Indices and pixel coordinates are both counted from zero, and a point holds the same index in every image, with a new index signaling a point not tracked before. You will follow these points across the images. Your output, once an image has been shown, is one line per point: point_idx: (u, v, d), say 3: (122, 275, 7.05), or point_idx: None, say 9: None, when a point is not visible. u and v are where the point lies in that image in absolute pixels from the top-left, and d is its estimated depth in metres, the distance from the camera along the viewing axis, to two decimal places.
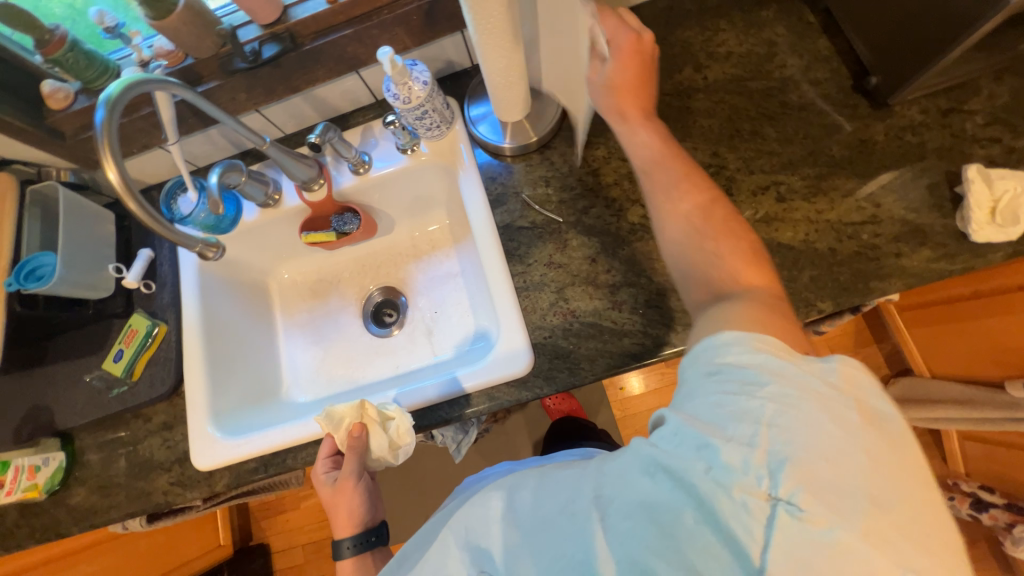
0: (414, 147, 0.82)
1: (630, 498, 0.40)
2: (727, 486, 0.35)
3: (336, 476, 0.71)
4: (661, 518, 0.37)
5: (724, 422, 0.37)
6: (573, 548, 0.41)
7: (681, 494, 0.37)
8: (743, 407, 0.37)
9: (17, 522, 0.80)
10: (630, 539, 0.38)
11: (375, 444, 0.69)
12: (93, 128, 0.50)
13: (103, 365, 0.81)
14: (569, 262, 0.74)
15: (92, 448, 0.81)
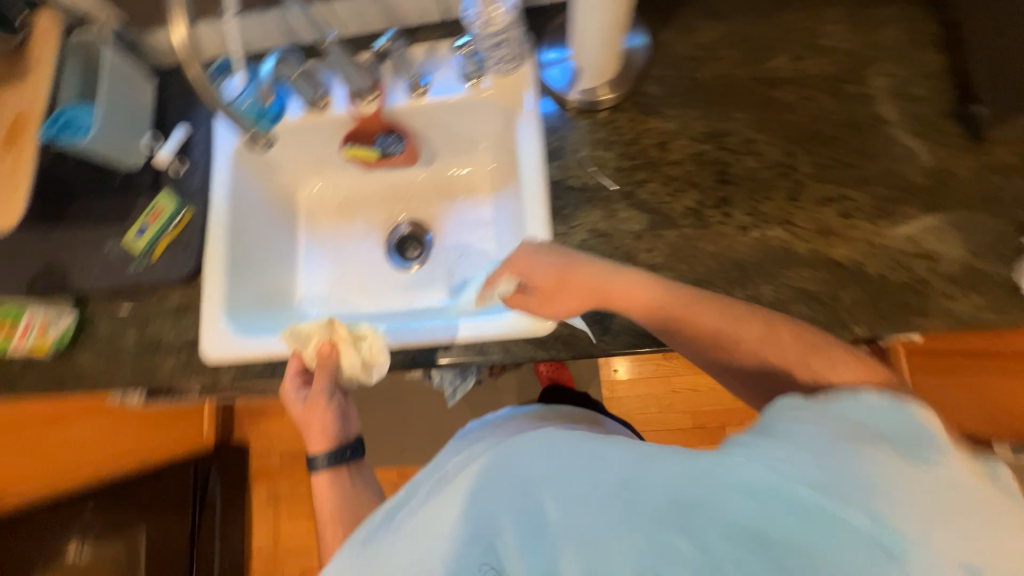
0: (478, 79, 0.77)
1: (697, 523, 0.37)
2: (828, 539, 0.34)
3: (307, 393, 0.72)
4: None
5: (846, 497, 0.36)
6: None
7: (762, 540, 0.35)
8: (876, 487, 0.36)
9: (21, 372, 0.81)
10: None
11: (347, 362, 0.70)
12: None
13: (125, 238, 0.80)
14: (613, 233, 0.72)
15: (103, 316, 0.81)
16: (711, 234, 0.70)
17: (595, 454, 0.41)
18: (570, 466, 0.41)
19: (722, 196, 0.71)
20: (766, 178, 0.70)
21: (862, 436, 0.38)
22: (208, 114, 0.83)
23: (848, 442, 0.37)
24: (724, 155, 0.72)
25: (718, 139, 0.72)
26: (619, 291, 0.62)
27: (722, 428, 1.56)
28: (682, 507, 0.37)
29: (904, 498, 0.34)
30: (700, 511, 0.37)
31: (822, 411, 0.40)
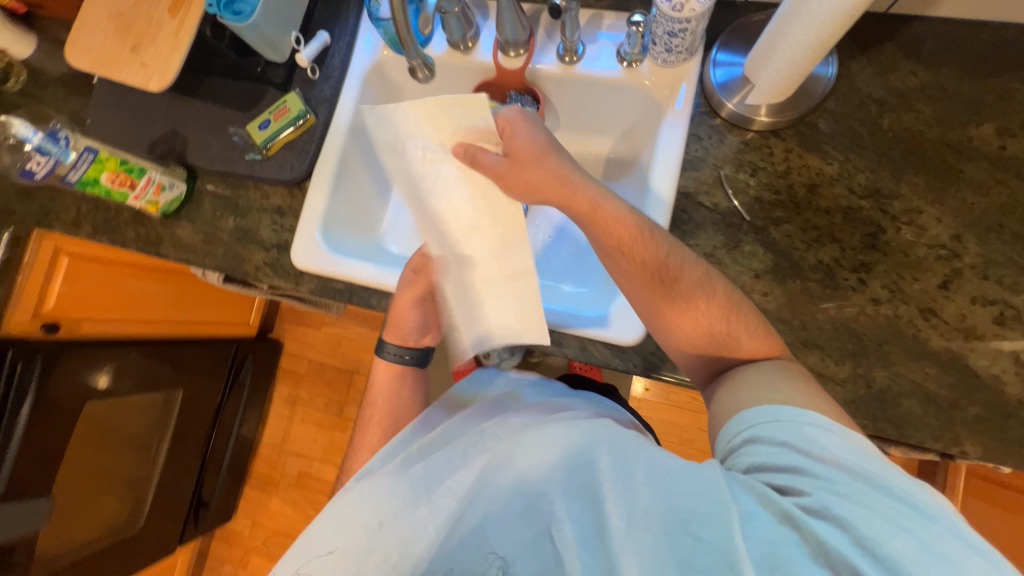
0: (637, 63, 0.72)
1: (634, 502, 0.51)
2: (731, 531, 0.46)
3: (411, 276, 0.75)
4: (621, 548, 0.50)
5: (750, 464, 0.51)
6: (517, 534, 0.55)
7: (701, 524, 0.47)
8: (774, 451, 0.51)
9: (127, 224, 0.86)
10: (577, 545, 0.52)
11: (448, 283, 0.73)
12: None
13: (247, 126, 0.81)
14: (730, 265, 0.67)
15: (209, 195, 0.84)
16: (837, 297, 0.64)
17: (567, 434, 0.59)
18: (545, 443, 0.59)
19: (864, 261, 0.64)
20: (919, 257, 0.63)
21: (791, 456, 0.50)
22: (353, 24, 0.81)
23: (783, 459, 0.50)
24: (880, 218, 0.64)
25: (880, 199, 0.65)
26: (620, 234, 0.61)
27: None
28: (620, 484, 0.52)
29: (808, 516, 0.46)
30: (634, 493, 0.51)
31: (774, 426, 0.52)
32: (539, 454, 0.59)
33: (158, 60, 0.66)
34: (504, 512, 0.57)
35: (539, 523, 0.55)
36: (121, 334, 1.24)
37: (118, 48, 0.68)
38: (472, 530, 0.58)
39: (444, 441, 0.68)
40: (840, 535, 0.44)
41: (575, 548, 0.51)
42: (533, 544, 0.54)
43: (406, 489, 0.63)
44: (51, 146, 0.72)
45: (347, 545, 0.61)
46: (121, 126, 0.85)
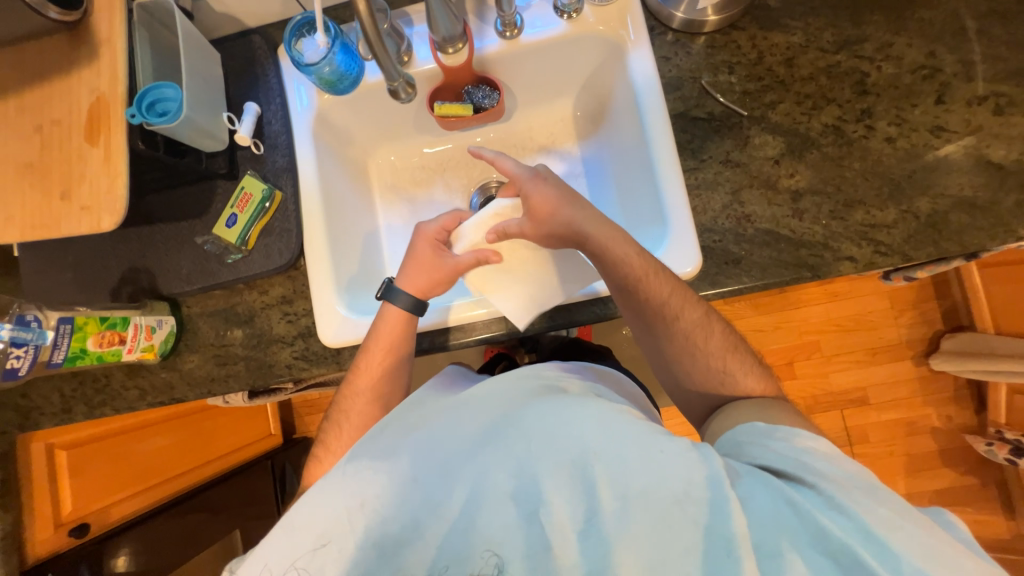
0: (577, 11, 0.71)
1: (630, 484, 0.43)
2: (729, 512, 0.41)
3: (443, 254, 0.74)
4: (654, 506, 0.42)
5: (773, 458, 0.49)
6: (525, 498, 0.45)
7: (706, 509, 0.42)
8: (790, 448, 0.50)
9: (125, 383, 0.77)
10: (588, 505, 0.43)
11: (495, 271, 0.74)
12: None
13: (214, 229, 0.73)
14: (750, 161, 0.67)
15: (202, 316, 0.76)
16: (854, 150, 0.66)
17: (555, 407, 0.50)
18: (523, 416, 0.50)
19: (863, 108, 0.66)
20: (909, 84, 0.66)
21: (800, 458, 0.48)
22: (277, 84, 0.76)
23: (791, 462, 0.48)
24: (859, 64, 0.67)
25: (852, 47, 0.67)
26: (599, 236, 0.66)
27: (791, 364, 1.56)
28: (613, 459, 0.45)
29: (806, 496, 0.43)
30: (629, 469, 0.44)
31: (784, 440, 0.51)
32: (527, 432, 0.49)
33: (96, 197, 0.59)
34: (483, 494, 0.46)
35: (529, 509, 0.45)
36: (167, 497, 1.13)
37: (44, 200, 0.60)
38: (454, 523, 0.46)
39: (410, 421, 0.57)
40: (840, 523, 0.41)
41: (569, 528, 0.43)
42: (518, 531, 0.44)
43: (368, 479, 0.50)
44: (26, 334, 0.60)
45: (321, 530, 0.48)
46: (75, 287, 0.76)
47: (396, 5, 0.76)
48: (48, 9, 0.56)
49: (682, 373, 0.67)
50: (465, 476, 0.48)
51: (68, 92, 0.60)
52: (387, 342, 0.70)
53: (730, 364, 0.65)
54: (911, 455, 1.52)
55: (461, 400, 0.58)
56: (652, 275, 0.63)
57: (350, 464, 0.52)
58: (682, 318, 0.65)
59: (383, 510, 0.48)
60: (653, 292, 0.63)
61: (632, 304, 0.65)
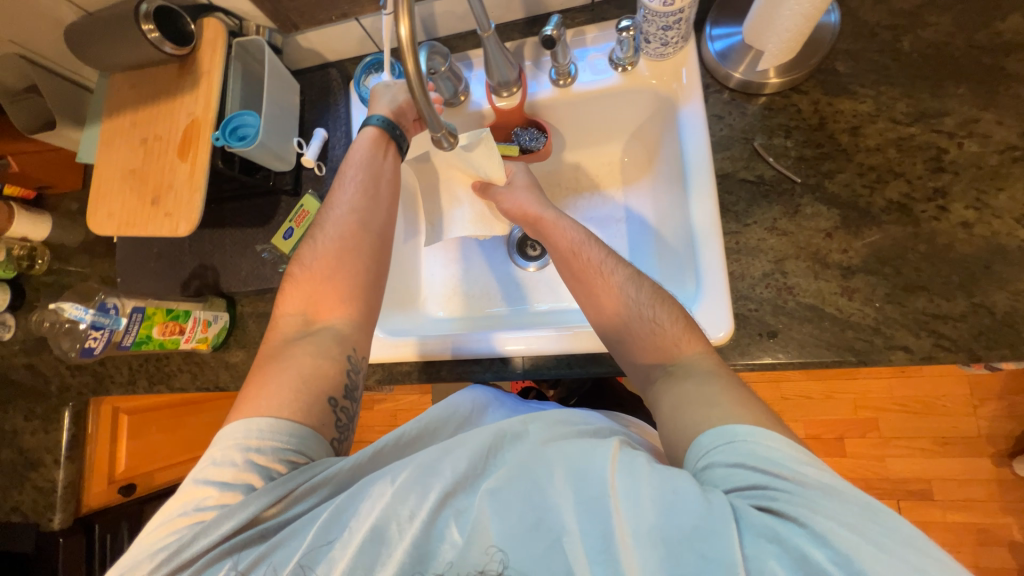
0: (632, 64, 0.72)
1: (643, 516, 0.42)
2: (727, 537, 0.39)
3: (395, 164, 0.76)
4: (670, 539, 0.40)
5: (750, 474, 0.43)
6: (545, 527, 0.44)
7: (710, 540, 0.39)
8: (771, 460, 0.44)
9: (180, 366, 0.85)
10: (603, 535, 0.42)
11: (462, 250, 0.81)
12: (399, 19, 0.46)
13: (272, 239, 0.81)
14: (798, 231, 0.64)
15: (252, 316, 0.84)
16: (922, 231, 0.60)
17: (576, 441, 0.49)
18: (549, 451, 0.49)
19: (936, 186, 0.61)
20: (995, 166, 0.60)
21: (771, 469, 0.43)
22: (345, 113, 0.83)
23: (767, 477, 0.43)
24: (937, 139, 0.62)
25: (929, 120, 0.62)
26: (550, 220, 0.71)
27: (842, 439, 1.42)
28: (629, 490, 0.43)
29: (785, 524, 0.40)
30: (644, 502, 0.42)
31: (759, 447, 0.45)
32: (552, 467, 0.47)
33: (178, 207, 0.67)
34: (507, 525, 0.44)
35: (549, 539, 0.43)
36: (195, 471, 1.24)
37: (139, 205, 0.69)
38: (474, 550, 0.44)
39: None
40: (822, 551, 0.38)
41: (584, 561, 0.42)
42: (521, 540, 0.43)
43: (393, 497, 0.47)
44: (104, 320, 0.70)
45: (362, 538, 0.46)
46: (152, 275, 0.86)
47: (459, 49, 0.81)
48: (164, 44, 0.67)
49: (625, 343, 0.61)
50: (490, 504, 0.46)
51: (170, 113, 0.70)
52: (341, 208, 0.69)
53: (659, 313, 0.59)
54: (983, 568, 1.32)
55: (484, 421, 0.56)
56: (588, 241, 0.67)
57: (392, 475, 0.49)
58: (609, 272, 0.64)
59: (423, 529, 0.46)
60: (590, 255, 0.66)
61: (571, 273, 0.67)
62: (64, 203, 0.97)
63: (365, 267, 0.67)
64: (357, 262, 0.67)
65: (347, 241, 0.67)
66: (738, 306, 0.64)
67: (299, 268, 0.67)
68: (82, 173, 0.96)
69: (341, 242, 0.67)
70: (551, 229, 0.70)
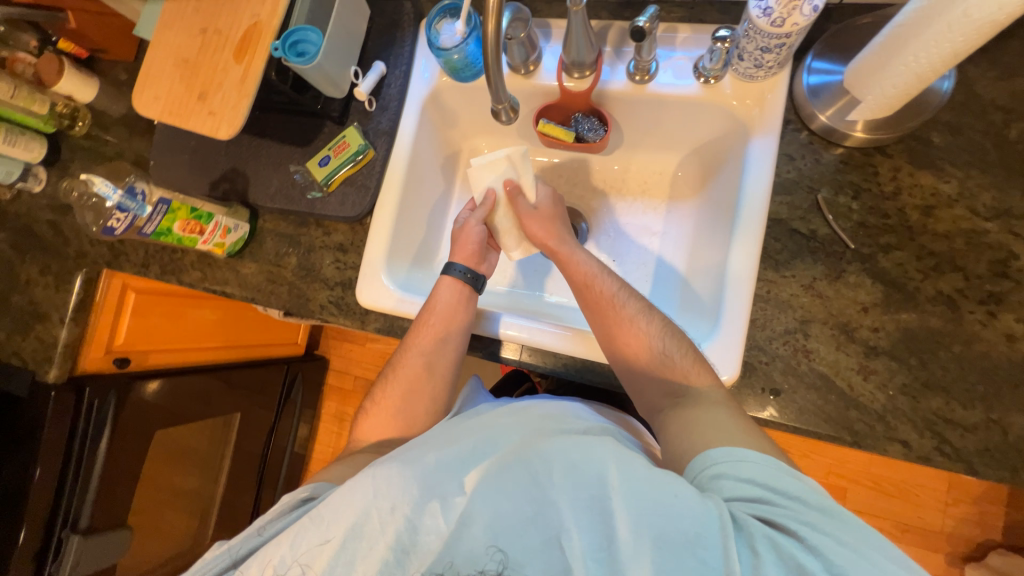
0: (717, 78, 0.67)
1: (645, 518, 0.43)
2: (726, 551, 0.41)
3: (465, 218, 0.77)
4: (672, 546, 0.42)
5: (751, 490, 0.46)
6: (542, 523, 0.45)
7: (709, 548, 0.41)
8: (773, 478, 0.47)
9: (193, 264, 0.87)
10: (600, 533, 0.44)
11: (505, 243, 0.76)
12: None
13: (308, 163, 0.80)
14: (834, 297, 0.61)
15: (271, 233, 0.84)
16: (961, 332, 0.57)
17: (570, 440, 0.49)
18: (544, 447, 0.49)
19: (993, 290, 0.57)
20: None
21: (773, 486, 0.46)
22: (409, 52, 0.80)
23: (767, 493, 0.46)
24: (1010, 242, 0.58)
25: (1010, 220, 0.58)
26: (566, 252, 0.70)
27: None
28: (632, 493, 0.44)
29: (786, 538, 0.42)
30: (645, 506, 0.43)
31: (765, 467, 0.47)
32: (549, 465, 0.47)
33: (223, 109, 0.66)
34: (502, 521, 0.46)
35: (545, 536, 0.45)
36: (190, 363, 1.26)
37: (185, 96, 0.68)
38: (469, 543, 0.46)
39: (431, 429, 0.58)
40: (816, 564, 0.41)
41: (582, 559, 0.43)
42: (515, 531, 0.45)
43: (382, 481, 0.49)
44: (130, 203, 0.70)
45: (341, 532, 0.48)
46: (183, 167, 0.86)
47: (541, 15, 0.76)
48: None
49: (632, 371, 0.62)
50: (481, 500, 0.47)
51: (235, 9, 0.67)
52: (421, 345, 0.71)
53: (669, 345, 0.62)
54: None
55: (481, 417, 0.56)
56: (602, 273, 0.68)
57: (372, 471, 0.50)
58: (623, 303, 0.65)
59: (404, 523, 0.48)
60: (603, 287, 0.67)
61: (586, 300, 0.67)
62: (113, 72, 0.96)
63: (446, 370, 0.72)
64: (441, 365, 0.71)
65: (412, 379, 0.72)
66: (750, 356, 0.62)
67: (391, 368, 0.73)
68: (137, 46, 0.94)
69: (403, 388, 0.72)
70: (573, 256, 0.70)
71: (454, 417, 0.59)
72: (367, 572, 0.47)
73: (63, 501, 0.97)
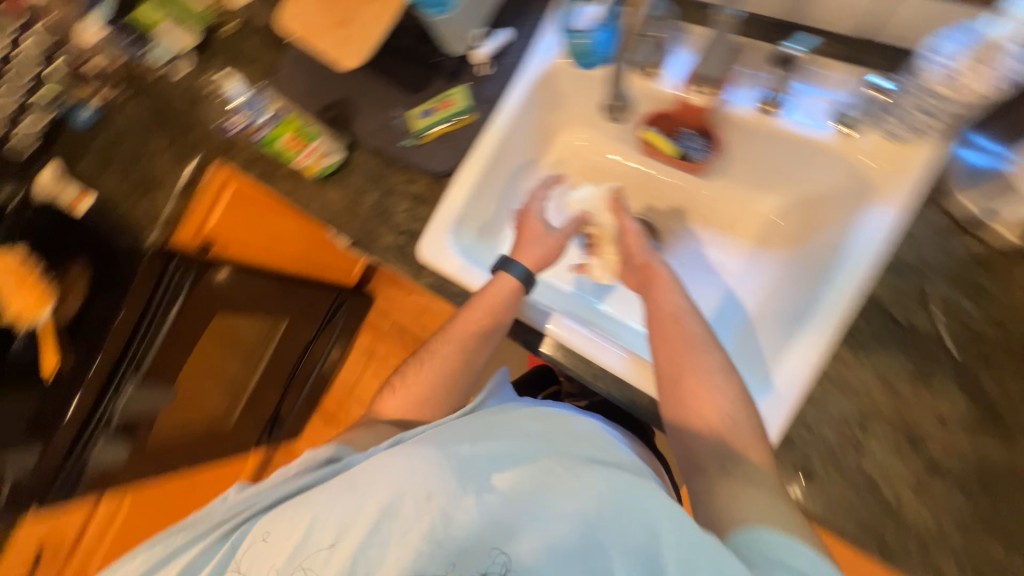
0: (853, 130, 0.62)
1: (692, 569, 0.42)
2: None
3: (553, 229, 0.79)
4: None
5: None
6: (577, 548, 0.46)
7: None
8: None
9: (285, 176, 0.93)
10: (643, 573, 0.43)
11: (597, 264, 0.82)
12: None
13: (411, 111, 0.82)
14: (912, 399, 0.55)
15: (359, 167, 0.88)
16: None
17: (605, 474, 0.51)
18: (579, 474, 0.51)
19: None
20: None
21: None
22: (538, 28, 0.80)
23: None
24: None
25: None
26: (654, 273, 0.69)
27: None
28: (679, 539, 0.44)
29: None
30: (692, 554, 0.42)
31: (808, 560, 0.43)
32: (586, 492, 0.49)
33: (354, 40, 0.69)
34: (537, 536, 0.47)
35: (583, 568, 0.45)
36: (261, 264, 1.39)
37: (324, 20, 0.72)
38: (503, 551, 0.47)
39: (466, 424, 0.61)
40: None
41: None
42: (551, 548, 0.46)
43: (421, 466, 0.52)
44: None
45: (376, 511, 0.50)
46: (302, 86, 0.92)
47: None
48: None
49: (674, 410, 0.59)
50: (513, 510, 0.50)
51: None
52: (461, 338, 0.72)
53: (738, 410, 0.56)
54: None
55: (514, 427, 0.59)
56: (691, 313, 0.64)
57: (411, 455, 0.53)
58: (695, 348, 0.60)
59: (439, 511, 0.50)
60: (688, 327, 0.62)
61: (658, 332, 0.64)
62: None
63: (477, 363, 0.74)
64: (473, 357, 0.73)
65: (446, 367, 0.73)
66: (796, 430, 0.58)
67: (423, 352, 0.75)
68: None
69: (436, 373, 0.73)
70: (662, 289, 0.67)
71: (488, 417, 0.62)
72: (398, 557, 0.48)
73: (133, 346, 1.10)
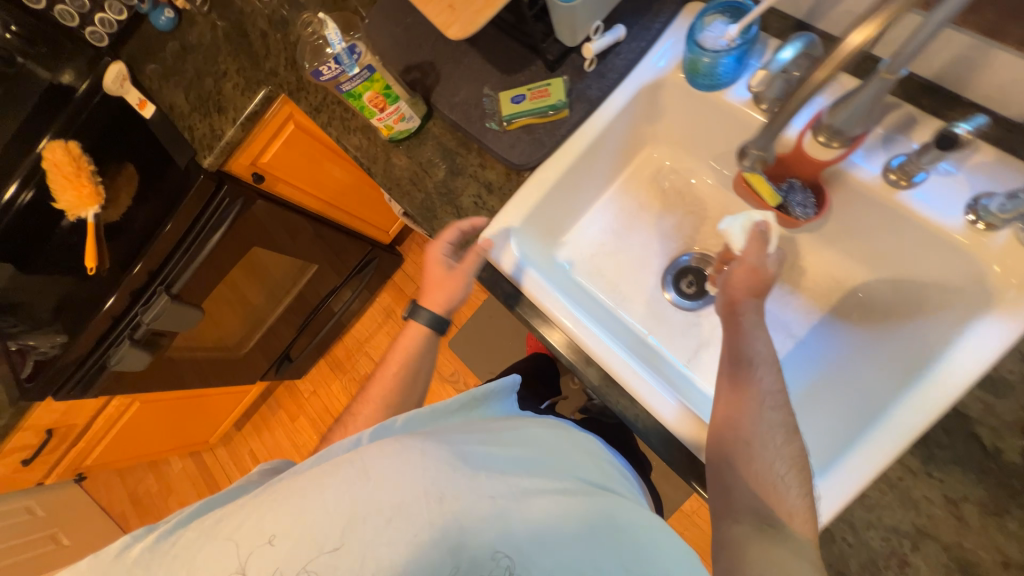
0: (992, 226, 0.55)
1: None
2: None
3: (455, 264, 0.77)
4: None
5: None
6: (586, 556, 0.54)
7: None
8: None
9: (355, 130, 0.90)
10: None
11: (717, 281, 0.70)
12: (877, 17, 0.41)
13: (501, 93, 0.78)
14: (976, 531, 0.51)
15: (434, 138, 0.84)
16: None
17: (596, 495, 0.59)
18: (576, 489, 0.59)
19: None
20: None
21: None
22: (658, 31, 0.73)
23: None
24: None
25: None
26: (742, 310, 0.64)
27: None
28: None
29: None
30: None
31: None
32: (588, 507, 0.57)
33: (463, 8, 0.64)
34: (547, 538, 0.53)
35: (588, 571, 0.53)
36: (303, 205, 1.36)
37: None
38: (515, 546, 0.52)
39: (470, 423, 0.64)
40: None
41: None
42: (561, 553, 0.53)
43: (443, 458, 0.54)
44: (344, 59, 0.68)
45: (399, 500, 0.50)
46: (392, 40, 0.87)
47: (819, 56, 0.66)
48: None
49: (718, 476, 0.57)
50: (523, 511, 0.54)
51: None
52: (385, 386, 0.74)
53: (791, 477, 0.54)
54: None
55: (515, 432, 0.64)
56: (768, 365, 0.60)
57: (432, 448, 0.54)
58: (762, 404, 0.58)
59: (459, 505, 0.52)
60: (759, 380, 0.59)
61: (732, 376, 0.61)
62: None
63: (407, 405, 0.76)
64: (403, 400, 0.75)
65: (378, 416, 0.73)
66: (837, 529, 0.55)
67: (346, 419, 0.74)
68: None
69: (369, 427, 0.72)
70: (751, 331, 0.62)
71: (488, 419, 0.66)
72: (414, 548, 0.49)
73: (170, 261, 1.10)
